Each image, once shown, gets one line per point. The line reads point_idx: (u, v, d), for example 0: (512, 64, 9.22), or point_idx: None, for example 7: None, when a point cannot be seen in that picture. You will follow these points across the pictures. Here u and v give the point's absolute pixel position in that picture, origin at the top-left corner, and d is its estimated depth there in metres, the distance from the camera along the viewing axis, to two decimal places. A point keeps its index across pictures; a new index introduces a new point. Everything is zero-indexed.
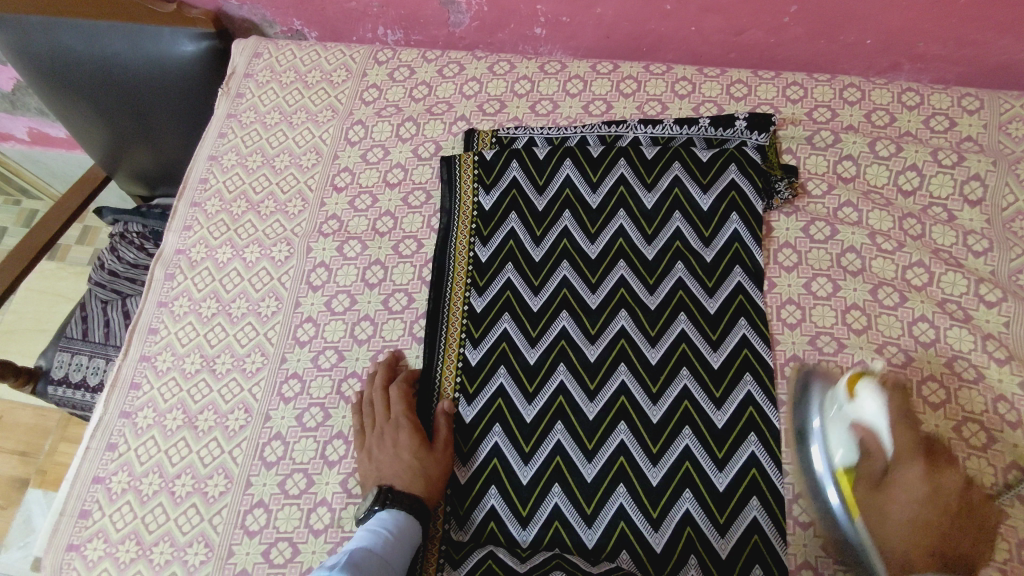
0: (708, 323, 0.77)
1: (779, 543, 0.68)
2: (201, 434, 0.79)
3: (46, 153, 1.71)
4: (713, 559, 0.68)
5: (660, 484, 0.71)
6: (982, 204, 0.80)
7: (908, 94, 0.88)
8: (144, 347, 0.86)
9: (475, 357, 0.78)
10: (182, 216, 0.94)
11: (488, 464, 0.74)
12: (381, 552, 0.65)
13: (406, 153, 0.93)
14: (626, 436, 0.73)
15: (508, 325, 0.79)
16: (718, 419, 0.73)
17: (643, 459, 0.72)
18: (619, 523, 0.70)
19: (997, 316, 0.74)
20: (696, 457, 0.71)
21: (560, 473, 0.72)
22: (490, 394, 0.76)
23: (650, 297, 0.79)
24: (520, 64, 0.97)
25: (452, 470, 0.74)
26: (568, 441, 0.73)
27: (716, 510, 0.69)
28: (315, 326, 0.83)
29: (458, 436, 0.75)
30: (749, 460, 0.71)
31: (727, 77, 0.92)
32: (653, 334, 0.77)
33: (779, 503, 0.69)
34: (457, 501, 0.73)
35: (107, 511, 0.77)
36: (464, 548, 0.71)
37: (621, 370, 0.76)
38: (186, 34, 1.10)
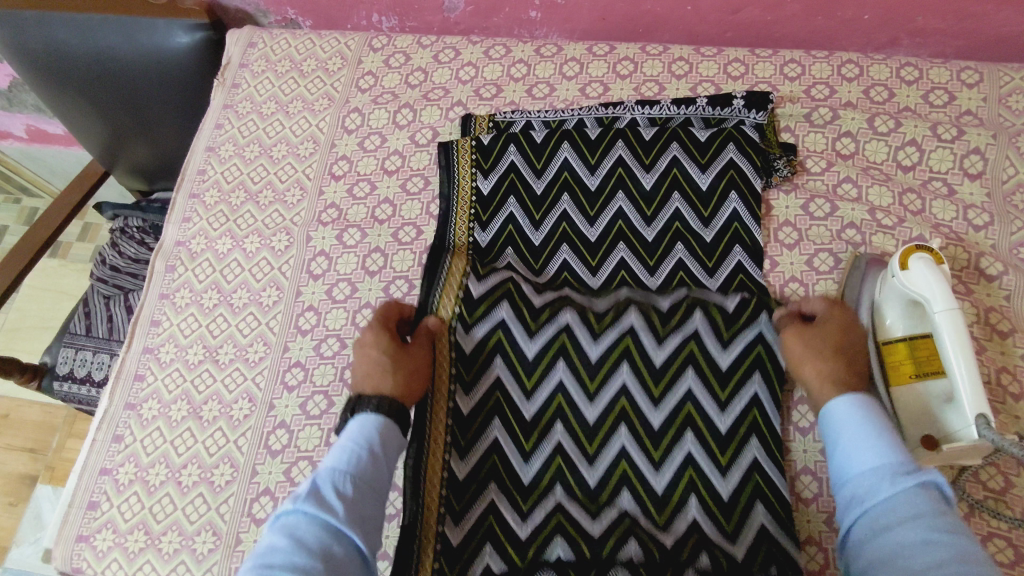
0: (724, 318, 0.73)
1: (779, 479, 0.69)
2: (207, 423, 0.80)
3: (45, 151, 1.72)
4: (714, 500, 0.68)
5: (661, 426, 0.71)
6: (983, 177, 0.80)
7: (907, 69, 0.87)
8: (146, 339, 0.86)
9: (477, 289, 0.76)
10: (181, 207, 0.94)
11: (491, 395, 0.74)
12: (351, 470, 0.62)
13: (403, 140, 0.93)
14: (628, 377, 0.73)
15: (512, 276, 0.78)
16: (721, 360, 0.72)
17: (645, 402, 0.72)
18: (619, 463, 0.71)
19: (999, 289, 0.75)
20: (698, 398, 0.71)
21: (562, 411, 0.73)
22: (491, 325, 0.75)
23: (651, 278, 0.79)
24: (516, 48, 0.96)
25: (454, 401, 0.74)
26: (570, 380, 0.73)
27: (717, 451, 0.70)
28: (317, 314, 0.84)
29: (459, 365, 0.75)
30: (751, 399, 0.71)
31: (724, 56, 0.91)
32: (661, 285, 0.78)
33: (777, 441, 0.70)
34: (460, 432, 0.73)
35: (115, 502, 0.78)
36: (467, 491, 0.71)
37: (632, 315, 0.74)
38: (180, 25, 1.08)
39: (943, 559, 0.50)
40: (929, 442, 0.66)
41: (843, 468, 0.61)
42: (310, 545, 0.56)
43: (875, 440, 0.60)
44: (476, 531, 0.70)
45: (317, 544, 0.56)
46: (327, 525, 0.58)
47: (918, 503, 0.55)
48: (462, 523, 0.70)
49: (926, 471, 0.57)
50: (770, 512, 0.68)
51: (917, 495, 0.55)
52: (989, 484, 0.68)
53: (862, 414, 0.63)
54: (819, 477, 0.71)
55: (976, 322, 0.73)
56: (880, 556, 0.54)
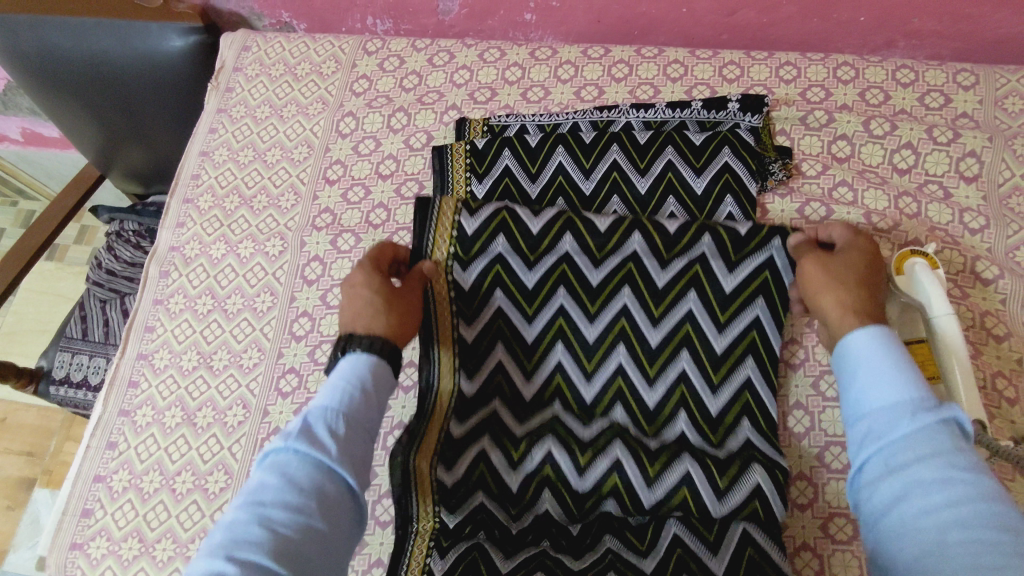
0: (732, 240, 0.70)
1: (769, 396, 0.71)
2: (201, 430, 0.80)
3: (41, 154, 1.72)
4: (707, 457, 0.67)
5: (659, 345, 0.71)
6: (979, 180, 0.80)
7: (903, 71, 0.87)
8: (140, 345, 0.86)
9: (472, 226, 0.72)
10: (175, 212, 0.94)
11: (493, 324, 0.73)
12: (343, 407, 0.57)
13: (397, 144, 0.92)
14: (629, 300, 0.72)
15: (502, 248, 0.72)
16: (716, 343, 0.71)
17: (644, 321, 0.72)
18: (614, 431, 0.69)
19: (994, 293, 0.74)
20: (697, 319, 0.71)
21: (563, 333, 0.73)
22: (490, 258, 0.72)
23: (662, 273, 0.71)
24: (511, 51, 0.96)
25: (458, 330, 0.73)
26: (570, 304, 0.73)
27: (711, 369, 0.71)
28: (311, 320, 0.83)
29: (460, 303, 0.73)
30: (751, 322, 0.71)
31: (719, 59, 0.91)
32: (666, 257, 0.71)
33: (772, 360, 0.71)
34: (466, 357, 0.73)
35: (109, 510, 0.77)
36: (461, 479, 0.68)
37: (625, 294, 0.72)
38: (174, 28, 1.08)
39: (966, 500, 0.47)
40: None
41: (856, 402, 0.56)
42: (302, 486, 0.52)
43: (899, 374, 0.54)
44: (466, 522, 0.67)
45: (311, 486, 0.52)
46: (320, 464, 0.54)
47: (938, 440, 0.50)
48: (456, 515, 0.67)
49: (948, 406, 0.52)
50: (758, 425, 0.70)
51: (942, 432, 0.51)
52: None
53: (880, 343, 0.57)
54: (814, 483, 0.71)
55: (972, 325, 0.73)
56: (895, 496, 0.49)
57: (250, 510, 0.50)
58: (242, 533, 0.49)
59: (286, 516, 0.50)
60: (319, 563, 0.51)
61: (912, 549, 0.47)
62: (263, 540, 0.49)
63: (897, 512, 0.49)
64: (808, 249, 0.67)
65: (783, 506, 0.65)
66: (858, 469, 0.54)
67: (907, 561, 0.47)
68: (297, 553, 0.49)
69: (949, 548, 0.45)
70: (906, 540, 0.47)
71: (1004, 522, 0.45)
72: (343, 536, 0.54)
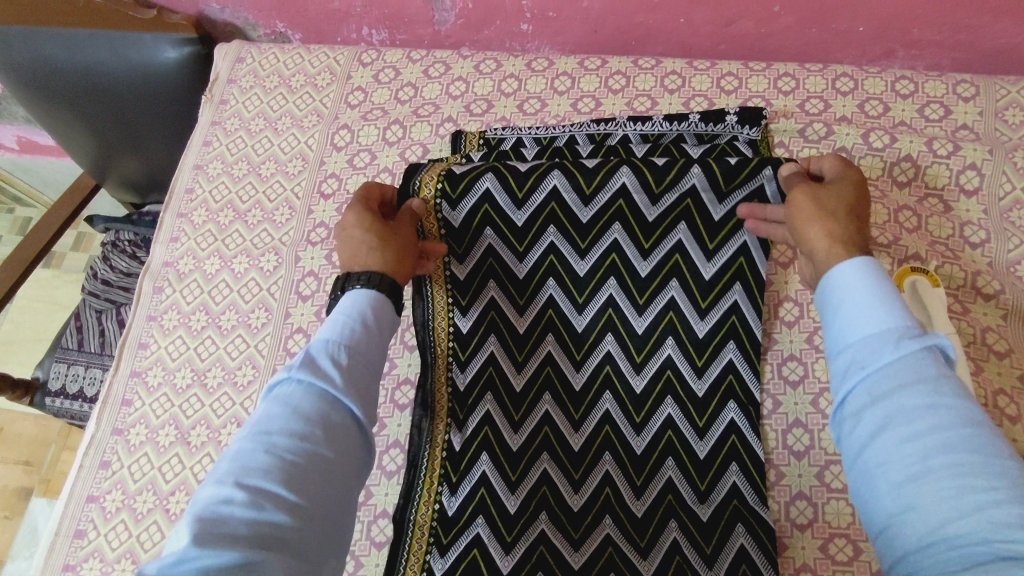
0: (723, 175, 0.68)
1: (753, 380, 0.74)
2: (195, 449, 0.79)
3: (37, 161, 1.71)
4: (690, 458, 0.72)
5: (648, 275, 0.74)
6: (979, 193, 0.79)
7: (902, 82, 0.86)
8: (134, 362, 0.86)
9: (459, 171, 0.72)
10: (169, 227, 0.93)
11: (485, 262, 0.76)
12: (344, 341, 0.57)
13: (393, 157, 0.91)
14: (619, 234, 0.73)
15: (491, 184, 0.71)
16: (699, 329, 0.75)
17: (634, 253, 0.74)
18: (604, 428, 0.75)
19: (995, 309, 0.74)
20: (686, 249, 0.73)
21: (553, 325, 0.77)
22: (477, 199, 0.72)
23: (639, 319, 0.75)
24: (507, 62, 0.95)
25: (450, 267, 0.76)
26: (561, 241, 0.74)
27: (700, 297, 0.74)
28: (306, 336, 0.83)
29: (450, 238, 0.75)
30: (739, 249, 0.73)
31: (717, 70, 0.90)
32: (645, 247, 0.73)
33: (755, 346, 0.74)
34: (461, 291, 0.77)
35: (102, 530, 0.77)
36: (462, 462, 0.74)
37: (610, 285, 0.75)
38: (167, 40, 1.07)
39: (952, 428, 0.45)
40: None
41: (836, 333, 0.54)
42: (308, 415, 0.52)
43: (881, 303, 0.52)
44: (467, 505, 0.72)
45: (317, 414, 0.52)
46: (323, 395, 0.54)
47: (922, 368, 0.48)
48: (457, 494, 0.73)
49: (934, 333, 0.50)
50: (743, 407, 0.73)
51: (926, 359, 0.48)
52: None
53: (865, 272, 0.54)
54: (813, 502, 0.70)
55: (974, 341, 0.72)
56: (878, 426, 0.47)
57: (256, 438, 0.50)
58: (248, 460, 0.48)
59: (292, 443, 0.50)
60: (324, 492, 0.51)
61: (891, 482, 0.45)
62: (271, 467, 0.49)
63: (877, 444, 0.47)
64: (798, 181, 0.64)
65: (767, 508, 0.70)
66: (840, 401, 0.51)
67: (887, 496, 0.45)
68: (304, 481, 0.50)
69: (932, 480, 0.43)
70: (888, 470, 0.46)
71: (988, 448, 0.43)
72: (346, 467, 0.54)
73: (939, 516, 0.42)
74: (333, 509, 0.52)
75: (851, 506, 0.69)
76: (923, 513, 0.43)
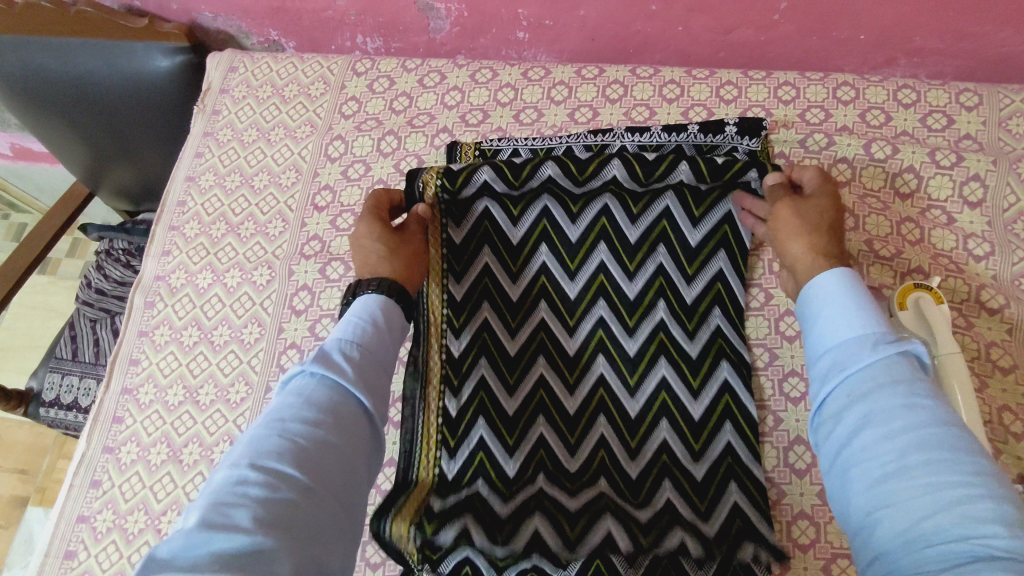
0: (709, 171, 0.75)
1: (741, 344, 0.76)
2: (186, 468, 0.78)
3: (31, 169, 1.69)
4: (687, 478, 0.71)
5: (637, 241, 0.78)
6: (983, 205, 0.78)
7: (904, 91, 0.85)
8: (125, 379, 0.84)
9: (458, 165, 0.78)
10: (160, 240, 0.92)
11: (480, 226, 0.80)
12: (356, 340, 0.60)
13: (388, 169, 0.90)
14: (609, 202, 0.79)
15: (486, 174, 0.77)
16: (691, 350, 0.75)
17: (623, 219, 0.79)
18: (599, 453, 0.73)
19: (1000, 323, 0.72)
20: (672, 216, 0.78)
21: (546, 290, 0.79)
22: (478, 183, 0.77)
23: (629, 285, 0.78)
24: (503, 71, 0.94)
25: (447, 232, 0.80)
26: (554, 206, 0.80)
27: (686, 263, 0.78)
28: (300, 352, 0.81)
29: (450, 205, 0.80)
30: (724, 217, 0.77)
31: (716, 79, 0.89)
32: (634, 213, 0.79)
33: (740, 313, 0.77)
34: (456, 258, 0.80)
35: (92, 551, 0.75)
36: (460, 429, 0.74)
37: (601, 251, 0.79)
38: (159, 49, 1.06)
39: (927, 425, 0.46)
40: None
41: (818, 341, 0.56)
42: (320, 404, 0.54)
43: (858, 312, 0.54)
44: (466, 469, 0.73)
45: (327, 403, 0.54)
46: (335, 386, 0.56)
47: (897, 370, 0.50)
48: (456, 459, 0.73)
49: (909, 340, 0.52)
50: (734, 369, 0.74)
51: (902, 363, 0.50)
52: None
53: (841, 283, 0.57)
54: (816, 522, 0.69)
55: (977, 356, 0.71)
56: (856, 426, 0.49)
57: (270, 425, 0.51)
58: (262, 443, 0.50)
59: (303, 429, 0.52)
60: (335, 476, 0.52)
61: (870, 479, 0.47)
62: (282, 449, 0.50)
63: (855, 443, 0.48)
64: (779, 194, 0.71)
65: (759, 466, 0.71)
66: (819, 405, 0.53)
67: (863, 495, 0.47)
68: (315, 463, 0.50)
69: (907, 475, 0.45)
70: (868, 466, 0.47)
71: (962, 446, 0.45)
72: (355, 457, 0.55)
73: (918, 509, 0.43)
74: (345, 495, 0.53)
75: None
76: (898, 509, 0.44)
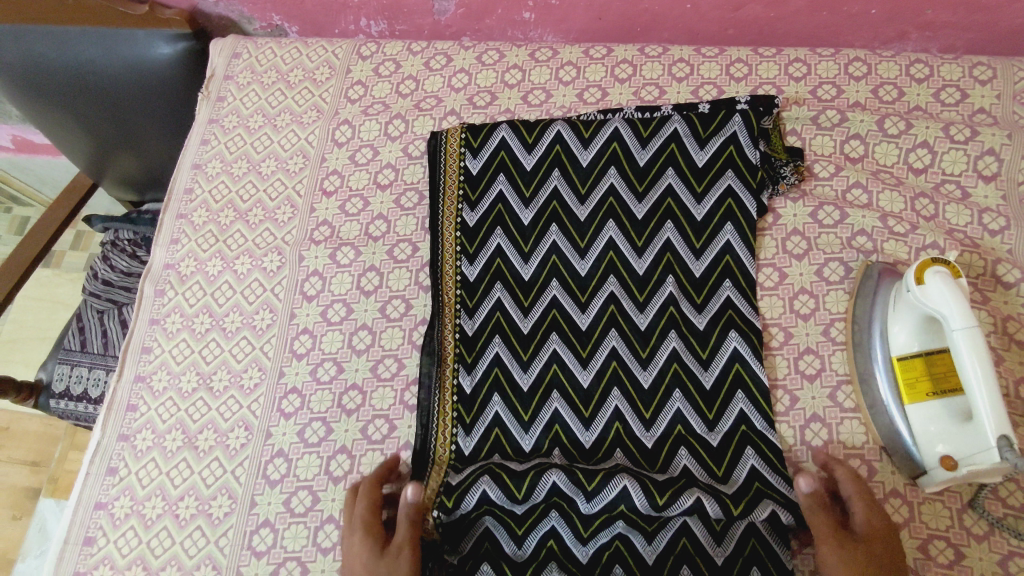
0: (700, 122, 0.80)
1: (753, 316, 0.75)
2: (202, 454, 0.78)
3: (32, 161, 1.68)
4: (704, 447, 0.71)
5: (645, 216, 0.79)
6: (997, 179, 0.77)
7: (917, 66, 0.84)
8: (138, 367, 0.84)
9: (475, 166, 0.84)
10: (169, 228, 0.91)
11: (493, 208, 0.82)
12: None
13: (395, 153, 0.90)
14: (615, 179, 0.81)
15: (505, 134, 0.84)
16: (699, 322, 0.75)
17: (630, 197, 0.80)
18: (614, 424, 0.72)
19: (1015, 297, 0.72)
20: (677, 193, 0.79)
21: (557, 269, 0.79)
22: (493, 148, 0.84)
23: (639, 260, 0.78)
24: (510, 53, 0.93)
25: (462, 214, 0.82)
26: (563, 186, 0.82)
27: (694, 237, 0.78)
28: (312, 337, 0.82)
29: (467, 186, 0.83)
30: (725, 191, 0.79)
31: (726, 57, 0.88)
32: (641, 190, 0.80)
33: (750, 284, 0.77)
34: (469, 239, 0.82)
35: (111, 537, 0.76)
36: (474, 404, 0.75)
37: (610, 228, 0.80)
38: (161, 36, 1.05)
39: None
40: (948, 462, 0.63)
41: None
42: None
43: None
44: (483, 444, 0.73)
45: None
46: None
47: None
48: (472, 435, 0.74)
49: None
50: (745, 338, 0.74)
51: None
52: (1008, 501, 0.66)
53: None
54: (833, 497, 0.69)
55: (993, 331, 0.71)
56: None
57: None
58: None
59: None
60: None
61: None
62: None
63: None
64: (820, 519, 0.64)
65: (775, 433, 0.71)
66: None
67: None
68: None
69: None
70: None
71: None
72: None
73: None
74: None
75: None
76: None
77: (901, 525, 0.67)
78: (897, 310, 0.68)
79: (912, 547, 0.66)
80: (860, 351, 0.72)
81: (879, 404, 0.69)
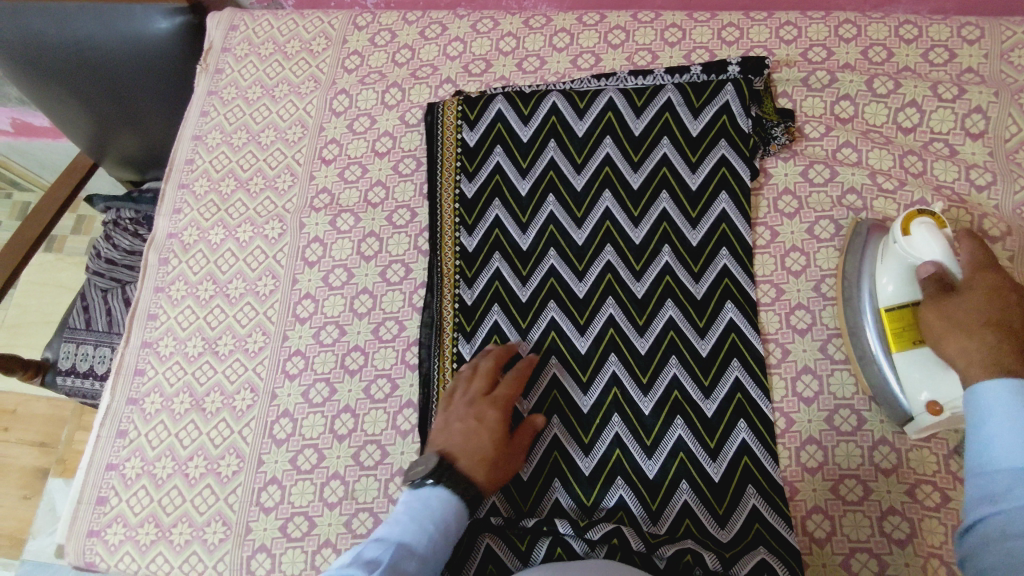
0: (694, 91, 0.81)
1: (748, 284, 0.76)
2: (210, 415, 0.80)
3: (32, 145, 1.68)
4: (699, 417, 0.72)
5: (641, 186, 0.80)
6: (985, 136, 0.78)
7: (906, 27, 0.85)
8: (145, 333, 0.86)
9: (473, 138, 0.85)
10: (171, 198, 0.93)
11: (491, 179, 0.83)
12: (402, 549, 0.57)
13: (393, 121, 0.91)
14: (611, 148, 0.82)
15: (502, 106, 0.85)
16: (696, 291, 0.76)
17: (625, 166, 0.81)
18: (612, 389, 0.74)
19: (1002, 251, 0.74)
20: (672, 162, 0.80)
21: (555, 239, 0.81)
22: (490, 120, 0.85)
23: (635, 229, 0.79)
24: (505, 21, 0.94)
25: (461, 185, 0.84)
26: (560, 156, 0.83)
27: (689, 206, 0.79)
28: (315, 302, 0.83)
29: (464, 157, 0.85)
30: (719, 160, 0.80)
31: (718, 21, 0.89)
32: (636, 160, 0.81)
33: (747, 251, 0.77)
34: (467, 210, 0.83)
35: (124, 496, 0.78)
36: None
37: (606, 198, 0.81)
38: (158, 10, 1.06)
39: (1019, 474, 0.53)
40: (934, 406, 0.65)
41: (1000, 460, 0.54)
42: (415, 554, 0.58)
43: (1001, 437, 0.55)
44: None
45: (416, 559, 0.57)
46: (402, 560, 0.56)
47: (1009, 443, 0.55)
48: None
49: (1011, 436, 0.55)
50: (740, 309, 0.75)
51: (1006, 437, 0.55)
52: None
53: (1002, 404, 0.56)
54: (822, 446, 0.71)
55: None
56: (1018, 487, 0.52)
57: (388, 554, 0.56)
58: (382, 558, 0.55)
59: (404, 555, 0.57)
60: None
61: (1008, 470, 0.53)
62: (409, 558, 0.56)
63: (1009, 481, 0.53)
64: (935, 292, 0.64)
65: (768, 401, 0.72)
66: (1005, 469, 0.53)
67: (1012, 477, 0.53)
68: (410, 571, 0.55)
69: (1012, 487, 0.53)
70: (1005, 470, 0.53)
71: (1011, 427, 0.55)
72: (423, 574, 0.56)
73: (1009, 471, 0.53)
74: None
75: (860, 448, 0.70)
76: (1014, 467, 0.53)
77: (890, 471, 0.69)
78: (884, 263, 0.70)
79: (900, 491, 0.68)
80: (849, 303, 0.73)
81: (867, 356, 0.70)
